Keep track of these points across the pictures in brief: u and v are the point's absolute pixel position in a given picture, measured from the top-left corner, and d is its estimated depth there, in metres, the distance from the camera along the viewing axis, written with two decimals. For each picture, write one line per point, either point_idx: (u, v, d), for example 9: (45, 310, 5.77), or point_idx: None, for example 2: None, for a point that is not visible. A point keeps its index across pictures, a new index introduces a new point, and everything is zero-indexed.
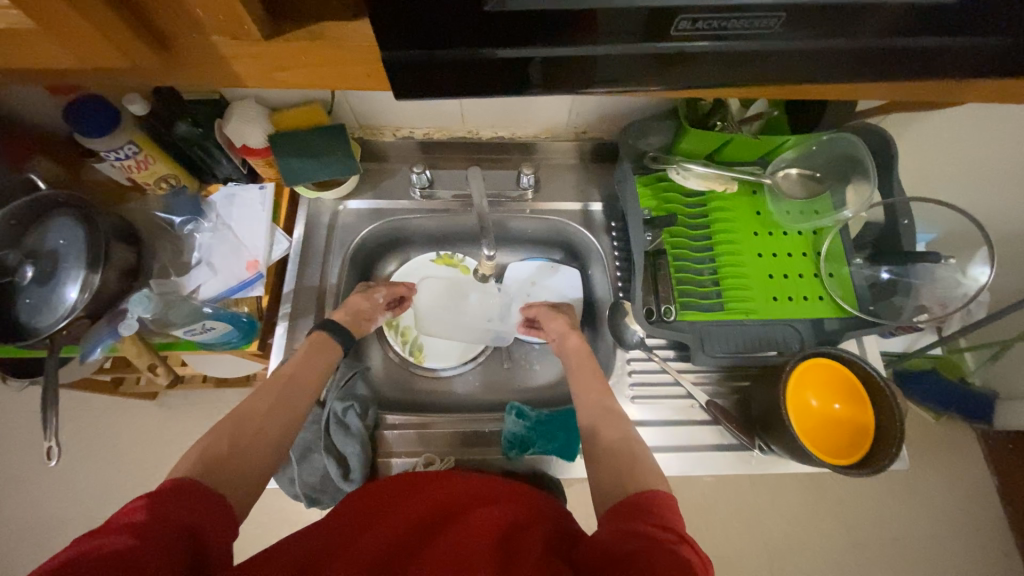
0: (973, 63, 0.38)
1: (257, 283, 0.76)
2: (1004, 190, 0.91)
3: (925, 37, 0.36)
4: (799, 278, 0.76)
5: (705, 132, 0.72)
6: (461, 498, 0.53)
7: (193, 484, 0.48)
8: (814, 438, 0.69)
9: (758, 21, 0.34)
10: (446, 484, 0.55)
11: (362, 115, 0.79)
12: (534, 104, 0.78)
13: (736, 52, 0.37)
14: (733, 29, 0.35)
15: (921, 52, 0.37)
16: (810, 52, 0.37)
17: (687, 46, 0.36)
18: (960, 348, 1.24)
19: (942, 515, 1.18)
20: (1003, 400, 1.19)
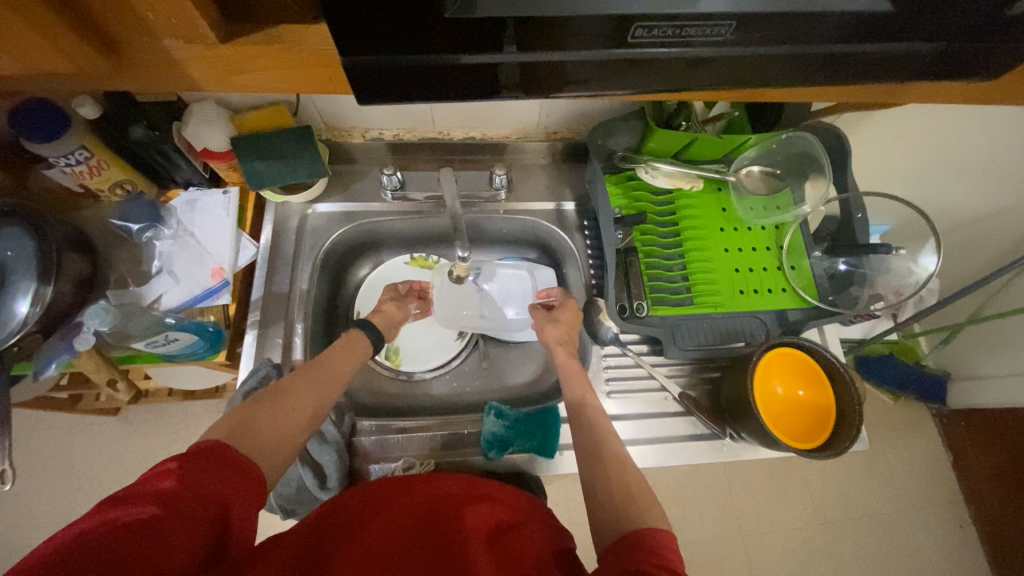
0: (912, 66, 0.40)
1: (224, 291, 0.73)
2: (950, 183, 0.96)
3: (867, 43, 0.38)
4: (763, 272, 0.79)
5: (671, 132, 0.74)
6: (476, 492, 0.53)
7: (228, 451, 0.47)
8: (781, 424, 0.72)
9: (712, 29, 0.35)
10: (460, 479, 0.55)
11: (329, 116, 0.78)
12: (505, 104, 0.78)
13: (692, 58, 0.38)
14: (689, 37, 0.36)
15: (863, 58, 0.39)
16: (767, 57, 0.38)
17: (646, 52, 0.37)
18: (914, 333, 1.30)
19: (901, 491, 1.25)
20: (953, 380, 1.27)
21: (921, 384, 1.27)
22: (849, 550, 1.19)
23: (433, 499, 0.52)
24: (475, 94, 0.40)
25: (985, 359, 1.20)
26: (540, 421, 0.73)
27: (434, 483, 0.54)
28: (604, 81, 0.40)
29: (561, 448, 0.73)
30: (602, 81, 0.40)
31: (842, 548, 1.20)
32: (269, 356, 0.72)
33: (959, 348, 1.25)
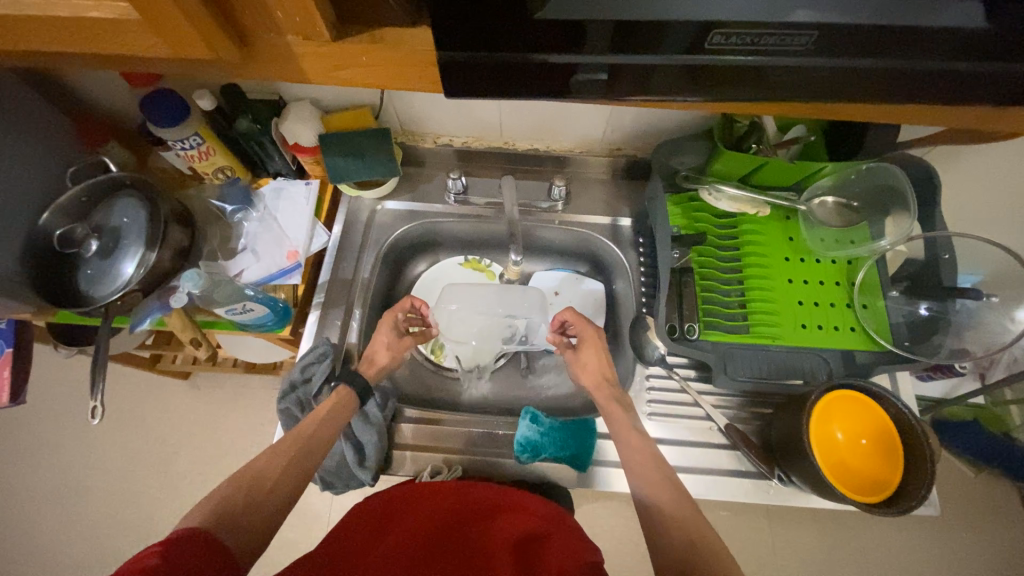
0: (1013, 89, 0.38)
1: (295, 272, 0.79)
2: None
3: (971, 62, 0.36)
4: (831, 308, 0.74)
5: (739, 155, 0.72)
6: (478, 507, 0.66)
7: (201, 533, 0.48)
8: (839, 473, 0.66)
9: (789, 38, 0.35)
10: (465, 493, 0.67)
11: (406, 120, 0.83)
12: (572, 118, 0.80)
13: (768, 67, 0.38)
14: (765, 45, 0.36)
15: (964, 77, 0.37)
16: (849, 68, 0.38)
17: (719, 58, 0.38)
18: (1006, 400, 1.15)
19: (962, 566, 1.15)
20: None
21: (1007, 457, 1.14)
22: None
23: (445, 509, 0.65)
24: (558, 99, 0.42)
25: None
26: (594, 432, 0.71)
27: (451, 489, 0.67)
28: (678, 88, 0.40)
29: (603, 464, 0.72)
30: (676, 89, 0.41)
31: None
32: (327, 336, 0.77)
33: None
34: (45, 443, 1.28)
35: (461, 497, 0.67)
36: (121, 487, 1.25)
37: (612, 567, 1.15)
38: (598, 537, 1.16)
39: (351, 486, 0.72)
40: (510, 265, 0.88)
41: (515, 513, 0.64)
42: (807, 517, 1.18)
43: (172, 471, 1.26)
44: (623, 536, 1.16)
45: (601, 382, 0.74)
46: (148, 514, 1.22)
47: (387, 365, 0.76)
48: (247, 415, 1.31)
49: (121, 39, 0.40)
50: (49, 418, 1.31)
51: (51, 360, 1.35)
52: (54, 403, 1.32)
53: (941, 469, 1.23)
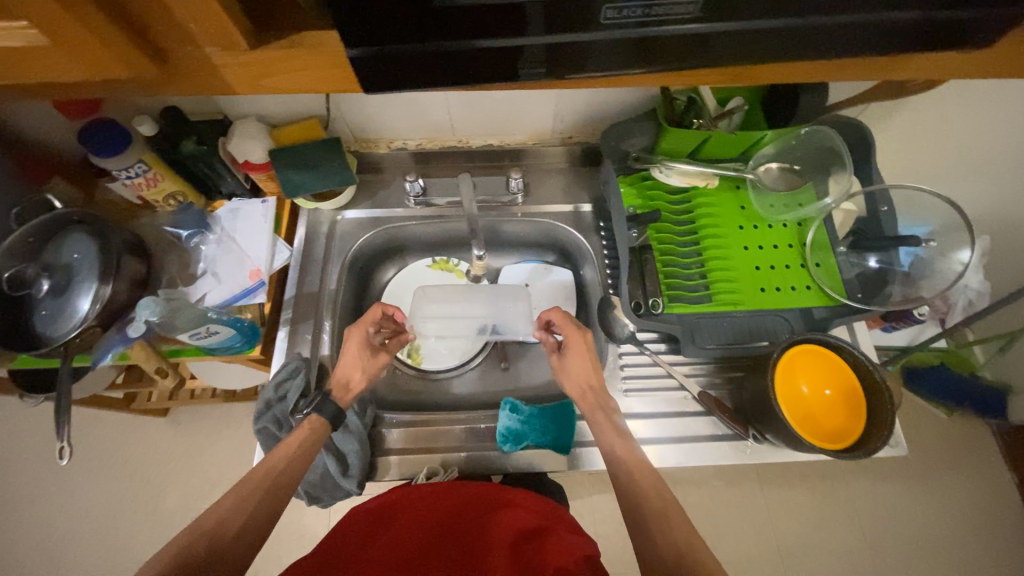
0: (897, 37, 0.41)
1: (259, 290, 0.78)
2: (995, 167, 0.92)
3: (854, 12, 0.38)
4: (786, 269, 0.78)
5: (684, 132, 0.74)
6: (479, 505, 0.66)
7: None
8: (804, 424, 0.69)
9: (677, 7, 0.37)
10: (455, 493, 0.68)
11: (356, 127, 0.83)
12: (520, 111, 0.82)
13: (668, 37, 0.40)
14: (658, 15, 0.37)
15: (852, 27, 0.40)
16: (743, 31, 0.40)
17: (620, 33, 0.39)
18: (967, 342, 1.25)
19: (944, 504, 1.20)
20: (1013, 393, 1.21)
21: (976, 397, 1.22)
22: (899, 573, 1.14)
23: (440, 510, 0.66)
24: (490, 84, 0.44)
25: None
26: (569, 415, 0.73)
27: (450, 491, 0.68)
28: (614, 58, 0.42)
29: (583, 444, 0.73)
30: (606, 63, 0.42)
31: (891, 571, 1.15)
32: (299, 351, 0.76)
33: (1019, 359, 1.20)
34: (22, 499, 1.24)
35: (453, 498, 0.67)
36: (107, 534, 1.21)
37: (615, 551, 1.16)
38: (598, 522, 1.18)
39: (339, 498, 0.72)
40: (476, 261, 0.89)
41: (514, 509, 0.65)
42: (795, 477, 1.22)
43: (160, 512, 1.23)
44: (622, 520, 1.17)
45: (585, 391, 0.72)
46: (136, 560, 1.18)
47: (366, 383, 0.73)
48: (232, 445, 1.29)
49: (31, 66, 0.39)
50: (23, 473, 1.26)
51: (19, 412, 1.31)
52: (27, 456, 1.27)
53: (917, 417, 1.29)
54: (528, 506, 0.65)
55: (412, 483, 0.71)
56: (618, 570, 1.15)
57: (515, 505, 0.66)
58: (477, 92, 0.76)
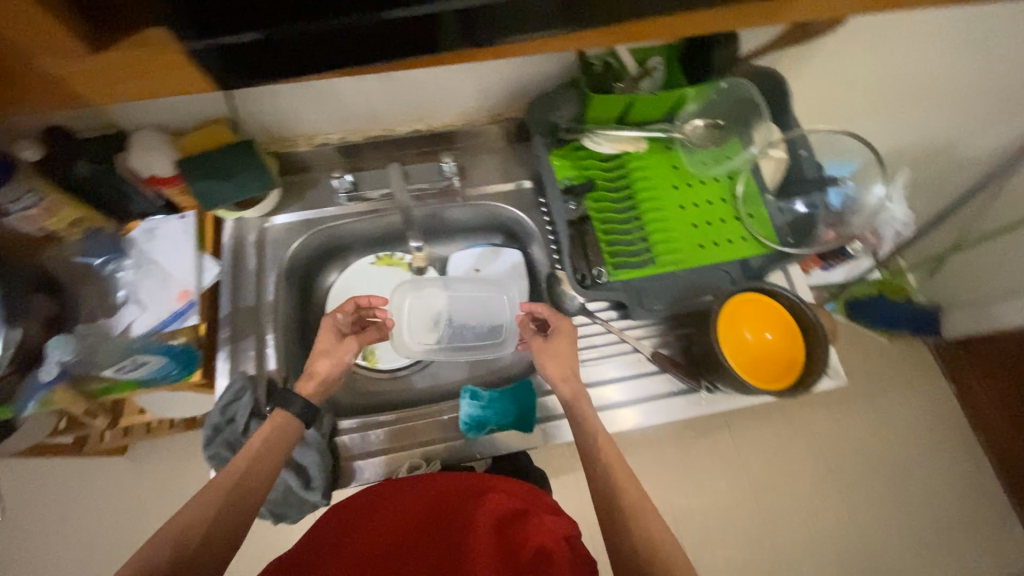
0: None
1: (190, 312, 0.74)
2: (903, 101, 0.98)
3: None
4: (722, 223, 0.79)
5: (606, 98, 0.74)
6: (460, 491, 0.65)
7: None
8: (749, 370, 0.71)
9: None
10: (435, 482, 0.67)
11: (270, 125, 0.78)
12: (442, 92, 0.79)
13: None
14: None
15: None
16: None
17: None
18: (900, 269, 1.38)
19: (895, 420, 1.30)
20: (944, 310, 1.34)
21: (911, 318, 1.33)
22: (859, 489, 1.24)
23: (417, 500, 0.65)
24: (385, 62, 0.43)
25: (991, 279, 1.22)
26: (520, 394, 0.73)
27: (429, 482, 0.67)
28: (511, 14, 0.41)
29: (555, 418, 0.74)
30: (502, 22, 0.41)
31: (852, 488, 1.24)
32: (243, 369, 0.72)
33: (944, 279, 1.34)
34: None
35: (432, 486, 0.66)
36: None
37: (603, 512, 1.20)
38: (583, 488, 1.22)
39: (307, 511, 0.70)
40: (416, 251, 0.88)
41: (496, 492, 0.64)
42: (761, 417, 1.28)
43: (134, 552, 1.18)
44: None
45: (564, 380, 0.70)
46: None
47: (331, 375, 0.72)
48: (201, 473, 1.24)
49: None
50: None
51: None
52: None
53: (863, 344, 1.37)
54: (507, 489, 0.65)
55: (396, 478, 0.70)
56: None
57: (496, 489, 0.64)
58: (392, 75, 0.72)
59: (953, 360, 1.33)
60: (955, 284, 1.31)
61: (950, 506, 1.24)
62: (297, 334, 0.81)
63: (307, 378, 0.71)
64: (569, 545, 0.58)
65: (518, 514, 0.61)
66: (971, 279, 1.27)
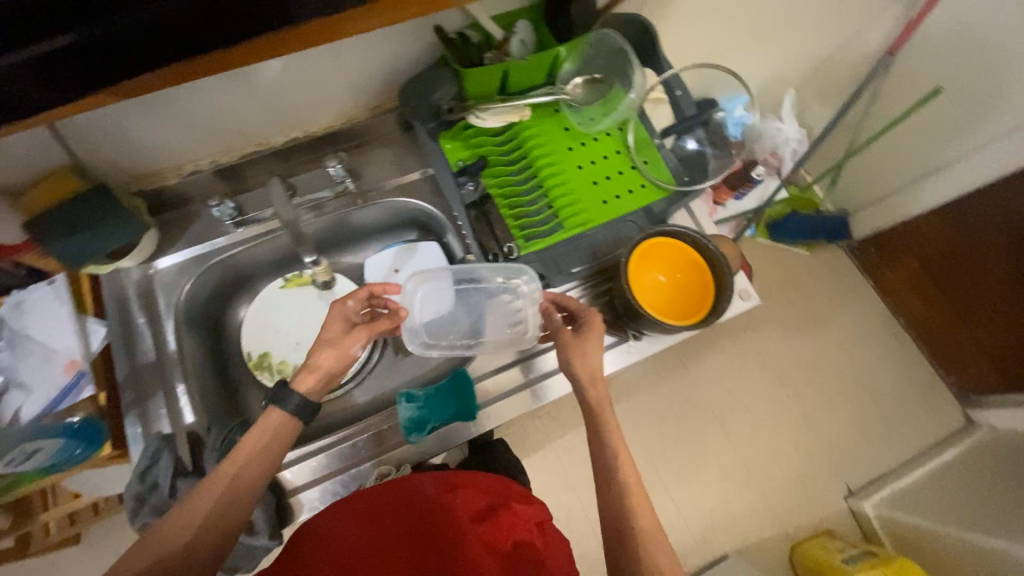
0: None
1: (83, 382, 0.68)
2: (766, 22, 1.01)
3: None
4: (620, 175, 0.80)
5: (479, 71, 0.72)
6: (428, 491, 0.62)
7: None
8: (666, 309, 0.76)
9: None
10: (410, 485, 0.63)
11: (126, 163, 0.71)
12: (307, 94, 0.74)
13: None
14: None
15: None
16: None
17: None
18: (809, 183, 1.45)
19: (830, 323, 1.38)
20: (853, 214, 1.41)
21: (827, 228, 1.40)
22: (810, 392, 1.32)
23: (390, 506, 0.61)
24: (148, 74, 0.43)
25: (886, 171, 1.28)
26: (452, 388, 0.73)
27: (407, 483, 0.63)
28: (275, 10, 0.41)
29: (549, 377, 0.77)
30: (266, 18, 0.41)
31: (803, 393, 1.32)
32: (158, 430, 0.68)
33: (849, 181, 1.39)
34: None
35: (407, 490, 0.62)
36: None
37: (583, 474, 1.23)
38: (560, 457, 1.24)
39: (262, 554, 0.68)
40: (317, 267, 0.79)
41: (471, 488, 0.63)
42: (711, 348, 1.34)
43: None
44: (579, 445, 1.24)
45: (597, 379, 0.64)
46: None
47: (336, 369, 0.64)
48: None
49: None
50: None
51: None
52: None
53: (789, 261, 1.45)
54: (479, 482, 0.64)
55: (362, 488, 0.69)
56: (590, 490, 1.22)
57: (467, 484, 0.63)
58: (243, 84, 0.67)
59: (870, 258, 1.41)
60: (855, 187, 1.38)
61: (894, 391, 1.33)
62: (212, 378, 0.76)
63: (306, 370, 0.64)
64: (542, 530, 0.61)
65: (495, 506, 0.61)
66: (868, 174, 1.33)
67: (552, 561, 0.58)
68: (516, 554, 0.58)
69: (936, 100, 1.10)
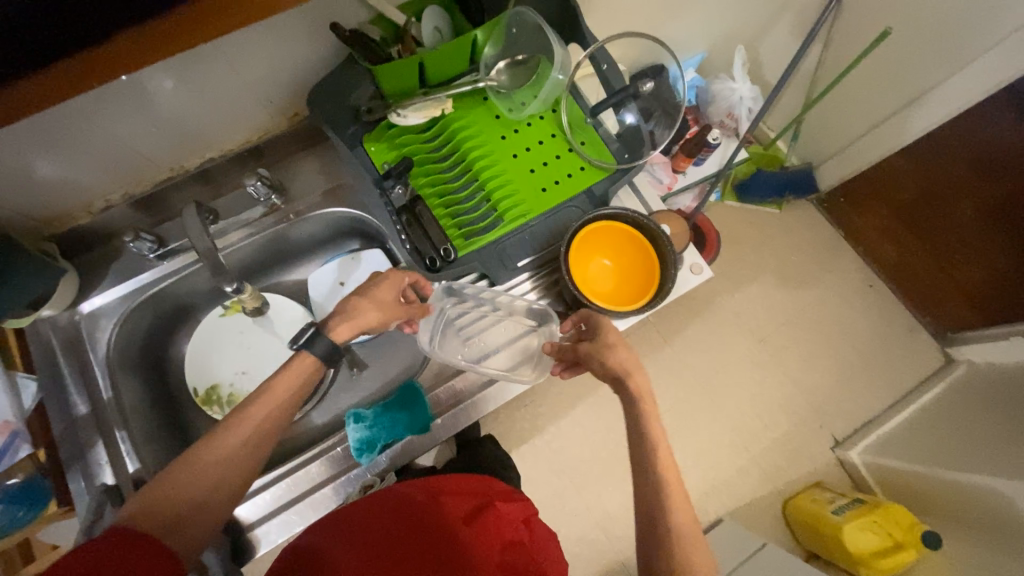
0: None
1: (19, 441, 0.64)
2: None
3: None
4: (558, 159, 0.77)
5: (390, 66, 0.66)
6: (415, 500, 0.55)
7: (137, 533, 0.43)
8: (616, 293, 0.76)
9: None
10: (397, 495, 0.56)
11: (27, 209, 0.67)
12: (211, 113, 0.69)
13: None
14: None
15: None
16: None
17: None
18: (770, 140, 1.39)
19: (805, 277, 1.36)
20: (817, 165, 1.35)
21: (790, 184, 1.36)
22: (788, 348, 1.32)
23: (377, 517, 0.53)
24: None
25: (844, 122, 1.23)
26: (402, 402, 0.73)
27: (396, 491, 0.57)
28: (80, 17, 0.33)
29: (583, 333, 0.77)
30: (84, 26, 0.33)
31: (781, 350, 1.31)
32: (101, 481, 0.66)
33: (808, 135, 1.34)
34: None
35: (394, 498, 0.56)
36: None
37: (571, 457, 1.23)
38: (546, 443, 1.23)
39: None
40: (245, 294, 0.75)
41: (455, 494, 0.57)
42: (686, 317, 1.32)
43: None
44: (563, 430, 1.24)
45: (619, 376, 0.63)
46: None
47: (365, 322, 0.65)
48: None
49: None
50: None
51: None
52: None
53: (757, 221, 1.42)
54: (463, 485, 0.60)
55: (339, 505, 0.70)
56: (582, 472, 1.22)
57: (449, 489, 0.57)
58: (132, 110, 0.62)
59: (838, 210, 1.39)
60: (816, 139, 1.33)
61: (874, 336, 1.32)
62: (156, 420, 0.75)
63: (342, 319, 0.63)
64: (532, 526, 0.58)
65: (484, 507, 0.56)
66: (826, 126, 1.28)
67: (547, 554, 0.56)
68: (511, 557, 0.52)
69: (885, 43, 1.05)
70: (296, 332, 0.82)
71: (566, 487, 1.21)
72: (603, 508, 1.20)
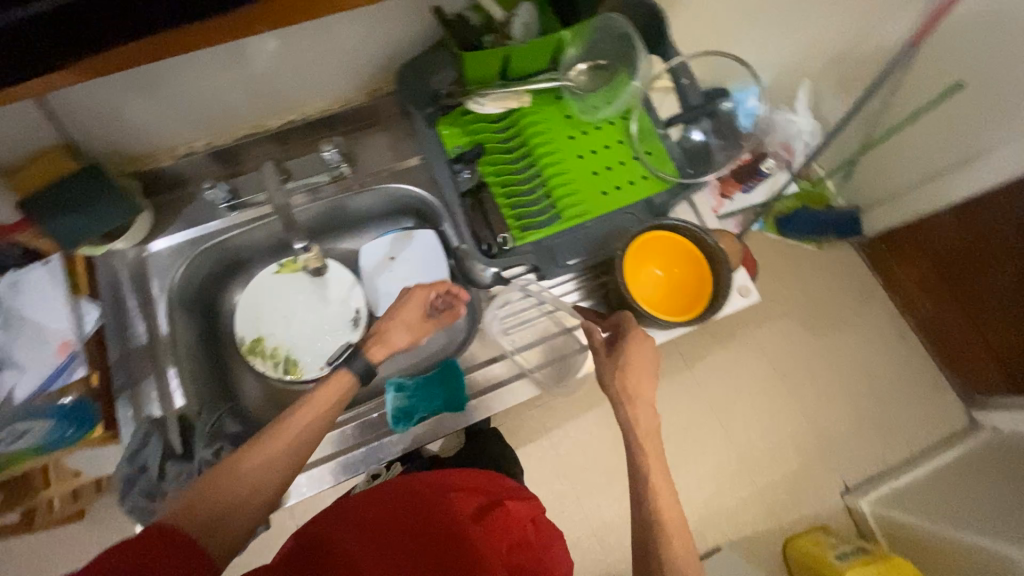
0: None
1: (76, 363, 0.68)
2: None
3: None
4: (622, 165, 0.78)
5: (479, 54, 0.69)
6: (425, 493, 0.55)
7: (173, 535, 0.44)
8: (663, 304, 0.75)
9: None
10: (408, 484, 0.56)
11: (117, 145, 0.71)
12: (299, 79, 0.72)
13: None
14: None
15: None
16: None
17: None
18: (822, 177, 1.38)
19: (835, 319, 1.35)
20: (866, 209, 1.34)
21: (836, 224, 1.34)
22: (809, 387, 1.30)
23: (385, 506, 0.53)
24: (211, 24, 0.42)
25: (901, 169, 1.22)
26: (439, 380, 0.75)
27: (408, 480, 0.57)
28: None
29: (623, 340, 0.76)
30: None
31: (802, 388, 1.30)
32: (148, 412, 0.71)
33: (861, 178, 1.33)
34: None
35: (405, 487, 0.56)
36: None
37: (577, 463, 1.23)
38: (555, 445, 1.24)
39: None
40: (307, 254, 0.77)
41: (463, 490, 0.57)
42: (710, 341, 1.32)
43: None
44: (574, 435, 1.24)
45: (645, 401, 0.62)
46: None
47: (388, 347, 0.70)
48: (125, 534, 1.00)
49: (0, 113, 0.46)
50: None
51: None
52: None
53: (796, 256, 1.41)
54: (472, 480, 0.59)
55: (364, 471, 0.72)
56: (586, 478, 1.22)
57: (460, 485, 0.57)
58: (227, 67, 0.65)
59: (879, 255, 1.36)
60: (868, 183, 1.31)
61: (898, 389, 1.30)
62: (200, 364, 0.77)
63: (377, 341, 0.70)
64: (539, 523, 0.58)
65: (492, 506, 0.56)
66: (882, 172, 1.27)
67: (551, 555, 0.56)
68: (517, 558, 0.53)
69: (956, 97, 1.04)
70: (341, 299, 0.84)
71: (568, 492, 1.21)
72: (602, 519, 1.20)
